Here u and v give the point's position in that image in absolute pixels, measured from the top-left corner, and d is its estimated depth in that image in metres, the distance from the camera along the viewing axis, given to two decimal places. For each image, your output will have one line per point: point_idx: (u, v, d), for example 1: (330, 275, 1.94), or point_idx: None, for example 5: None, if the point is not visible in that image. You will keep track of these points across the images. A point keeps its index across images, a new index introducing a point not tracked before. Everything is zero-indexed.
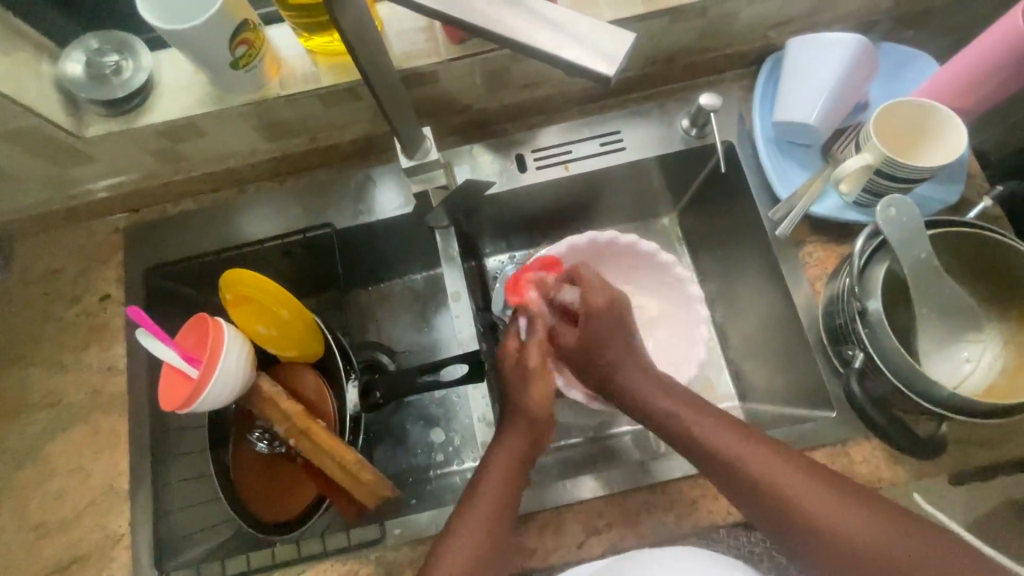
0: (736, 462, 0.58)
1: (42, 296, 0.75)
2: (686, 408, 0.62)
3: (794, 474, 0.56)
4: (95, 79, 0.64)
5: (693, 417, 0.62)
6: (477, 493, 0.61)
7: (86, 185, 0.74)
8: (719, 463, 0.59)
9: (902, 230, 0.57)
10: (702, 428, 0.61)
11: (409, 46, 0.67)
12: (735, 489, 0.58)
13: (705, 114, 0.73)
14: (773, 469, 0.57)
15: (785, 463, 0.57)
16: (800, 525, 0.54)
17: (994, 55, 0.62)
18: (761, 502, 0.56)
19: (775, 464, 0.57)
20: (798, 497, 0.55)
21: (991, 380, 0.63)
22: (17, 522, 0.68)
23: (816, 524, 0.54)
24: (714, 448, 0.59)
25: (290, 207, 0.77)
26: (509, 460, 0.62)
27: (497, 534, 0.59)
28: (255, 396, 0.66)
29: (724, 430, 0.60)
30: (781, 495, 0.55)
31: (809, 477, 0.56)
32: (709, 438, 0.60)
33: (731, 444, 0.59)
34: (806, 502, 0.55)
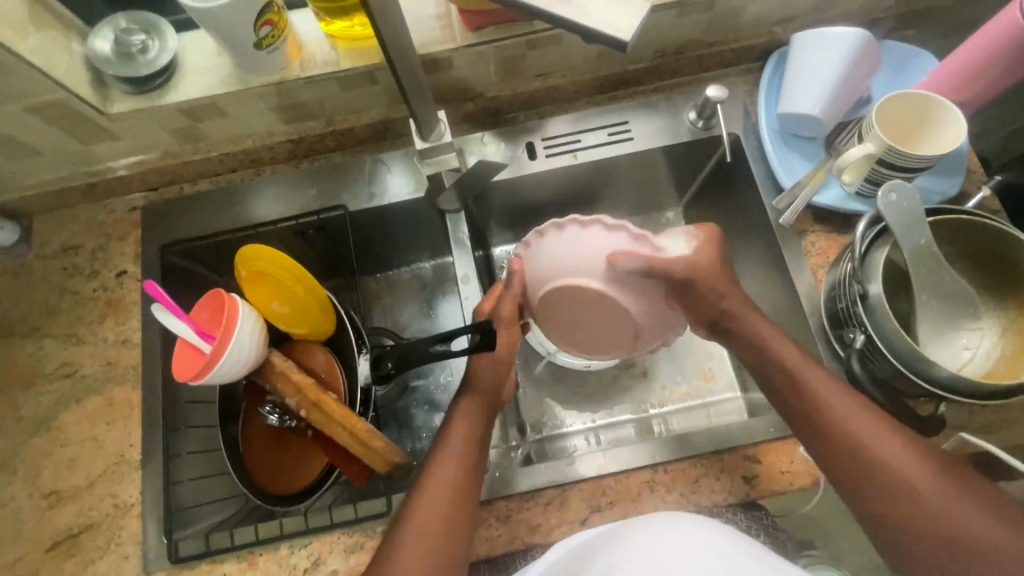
0: (845, 429, 0.58)
1: (61, 270, 0.77)
2: (823, 385, 0.61)
3: (895, 445, 0.57)
4: (122, 57, 0.66)
5: (803, 383, 0.62)
6: (447, 432, 0.65)
7: (107, 162, 0.76)
8: (840, 446, 0.58)
9: (903, 214, 0.59)
10: (816, 387, 0.61)
11: (425, 32, 0.70)
12: (840, 458, 0.58)
13: (711, 106, 0.75)
14: (883, 448, 0.56)
15: (889, 433, 0.57)
16: (888, 496, 0.55)
17: (989, 52, 0.64)
18: (859, 469, 0.57)
19: (880, 433, 0.57)
20: (897, 467, 0.56)
21: (989, 366, 0.64)
22: (29, 490, 0.69)
23: (907, 492, 0.55)
24: (835, 421, 0.59)
25: (304, 189, 0.79)
26: (473, 409, 0.66)
27: (472, 472, 0.62)
28: (267, 370, 0.67)
29: (842, 400, 0.60)
30: (882, 468, 0.56)
31: (915, 456, 0.56)
32: (840, 425, 0.58)
33: (859, 425, 0.58)
34: (912, 481, 0.55)
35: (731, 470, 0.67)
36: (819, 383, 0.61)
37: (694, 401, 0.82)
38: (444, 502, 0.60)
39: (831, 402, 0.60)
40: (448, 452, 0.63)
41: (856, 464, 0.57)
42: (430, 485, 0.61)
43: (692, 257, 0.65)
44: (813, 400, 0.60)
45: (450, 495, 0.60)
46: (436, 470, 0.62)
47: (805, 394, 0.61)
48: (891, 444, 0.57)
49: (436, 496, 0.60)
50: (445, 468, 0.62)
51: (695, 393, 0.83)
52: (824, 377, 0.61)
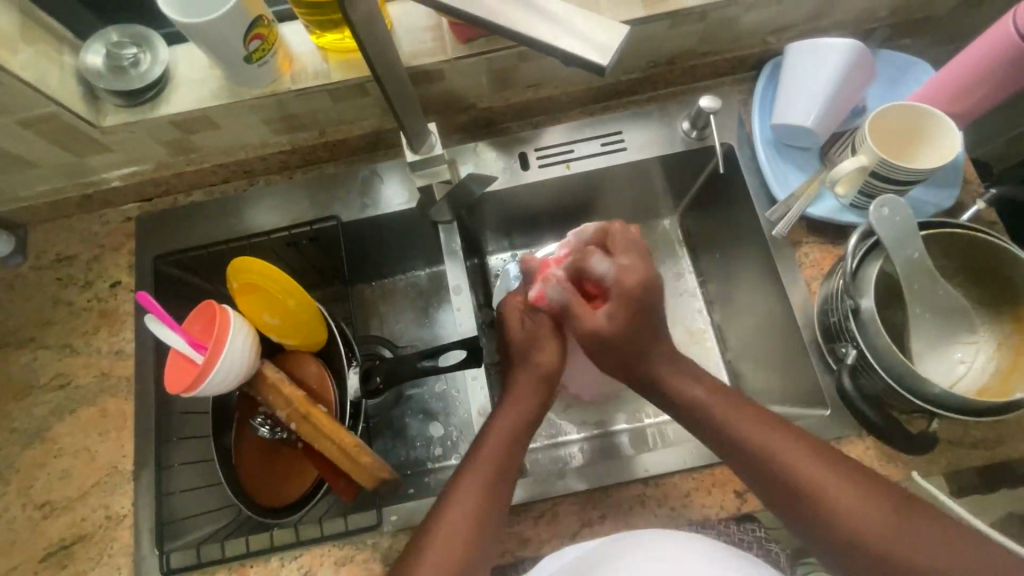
0: (771, 463, 0.56)
1: (56, 281, 0.78)
2: (739, 416, 0.59)
3: (830, 475, 0.54)
4: (114, 71, 0.67)
5: (727, 413, 0.60)
6: (488, 432, 0.63)
7: (101, 174, 0.76)
8: (767, 477, 0.56)
9: (895, 229, 0.58)
10: (740, 424, 0.59)
11: (416, 45, 0.69)
12: (779, 492, 0.56)
13: (704, 116, 0.75)
14: (805, 476, 0.55)
15: (822, 465, 0.55)
16: (822, 524, 0.53)
17: (985, 63, 0.64)
18: (798, 503, 0.55)
19: (813, 466, 0.55)
20: (833, 495, 0.53)
21: (984, 381, 0.63)
22: (23, 501, 0.70)
23: (850, 524, 0.52)
24: (758, 453, 0.57)
25: (298, 200, 0.79)
26: (520, 407, 0.65)
27: (506, 478, 0.61)
28: (259, 382, 0.67)
29: (766, 430, 0.58)
30: (820, 500, 0.54)
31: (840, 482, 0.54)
32: (763, 456, 0.57)
33: (780, 454, 0.56)
34: (840, 508, 0.53)
35: (723, 483, 0.67)
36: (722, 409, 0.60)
37: None
38: (477, 505, 0.58)
39: (742, 428, 0.58)
40: (485, 451, 0.62)
41: (785, 496, 0.55)
42: (466, 483, 0.59)
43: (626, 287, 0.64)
44: (726, 426, 0.59)
45: (482, 500, 0.58)
46: (474, 470, 0.60)
47: (728, 424, 0.59)
48: (815, 470, 0.55)
49: (468, 497, 0.58)
50: (483, 468, 0.60)
51: None
52: (735, 407, 0.60)
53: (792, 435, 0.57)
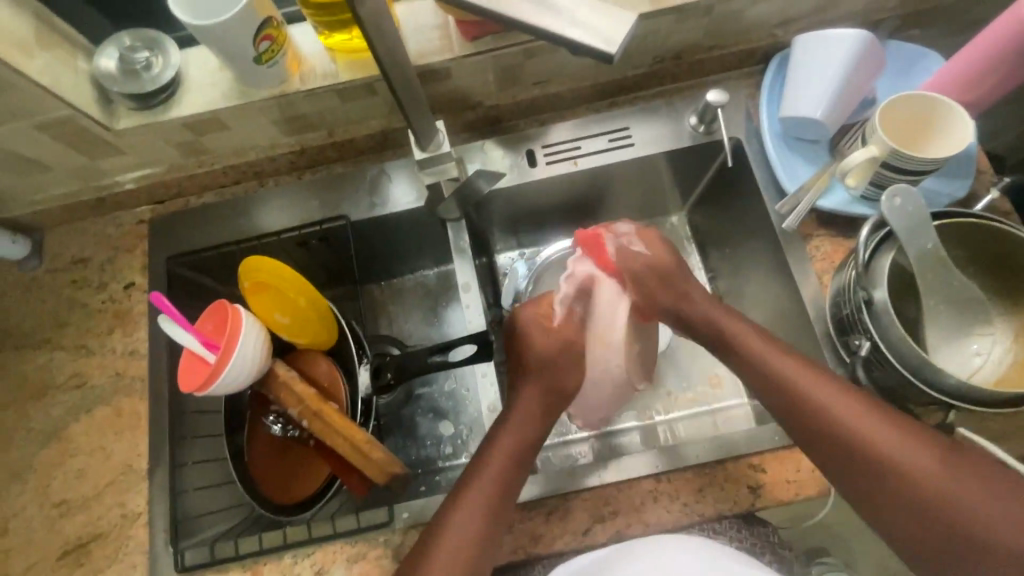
0: (833, 419, 0.57)
1: (71, 283, 0.79)
2: (800, 373, 0.60)
3: (879, 426, 0.56)
4: (127, 74, 0.68)
5: (781, 365, 0.61)
6: (490, 451, 0.62)
7: (114, 177, 0.77)
8: (826, 432, 0.57)
9: (908, 219, 0.58)
10: (804, 386, 0.59)
11: (423, 43, 0.70)
12: (827, 441, 0.57)
13: (712, 110, 0.75)
14: (872, 436, 0.55)
15: (872, 417, 0.56)
16: (891, 488, 0.54)
17: (995, 52, 0.63)
18: (843, 451, 0.56)
19: (864, 416, 0.56)
20: (898, 463, 0.54)
21: (1001, 373, 0.62)
22: (40, 500, 0.71)
23: (896, 472, 0.54)
24: (819, 412, 0.58)
25: (307, 200, 0.80)
26: (525, 422, 0.64)
27: (511, 490, 0.60)
28: (270, 381, 0.68)
29: (823, 385, 0.59)
30: (867, 447, 0.55)
31: (917, 448, 0.54)
32: (823, 414, 0.57)
33: (846, 413, 0.57)
34: (913, 472, 0.53)
35: (736, 479, 0.66)
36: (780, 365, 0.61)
37: (700, 408, 0.81)
38: (483, 507, 0.58)
39: (806, 387, 0.59)
40: (498, 450, 0.61)
41: (849, 454, 0.56)
42: (467, 504, 0.58)
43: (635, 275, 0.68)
44: (787, 382, 0.60)
45: (489, 502, 0.59)
46: (476, 487, 0.60)
47: (790, 381, 0.60)
48: (887, 435, 0.55)
49: (476, 501, 0.58)
50: (486, 488, 0.59)
51: (701, 399, 0.82)
52: (792, 357, 0.61)
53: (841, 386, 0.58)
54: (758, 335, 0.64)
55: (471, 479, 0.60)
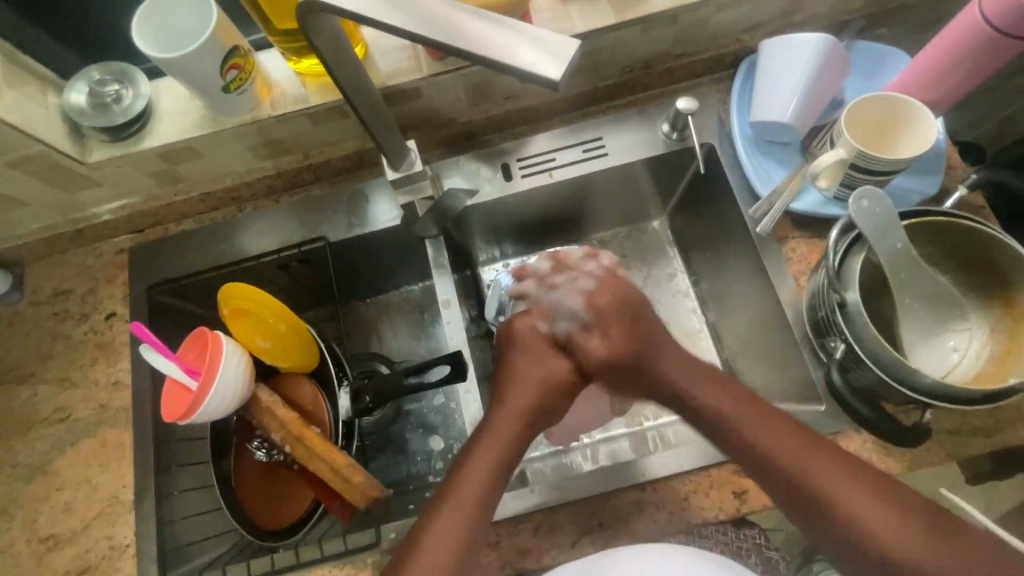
0: (748, 434, 0.58)
1: (52, 316, 0.79)
2: (714, 391, 0.61)
3: (811, 455, 0.55)
4: (97, 108, 0.68)
5: (700, 384, 0.62)
6: (463, 470, 0.59)
7: (92, 209, 0.78)
8: (743, 448, 0.58)
9: (876, 221, 0.58)
10: (707, 399, 0.60)
11: (392, 64, 0.70)
12: (765, 473, 0.56)
13: (683, 117, 0.75)
14: (783, 452, 0.56)
15: (805, 445, 0.56)
16: (823, 512, 0.53)
17: (955, 51, 0.64)
18: (781, 480, 0.55)
19: (798, 448, 0.56)
20: (817, 481, 0.54)
21: (980, 368, 0.62)
22: (27, 535, 0.71)
23: (828, 505, 0.53)
24: (734, 429, 0.58)
25: (287, 222, 0.80)
26: (502, 438, 0.60)
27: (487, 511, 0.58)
28: (253, 406, 0.68)
29: (730, 396, 0.60)
30: (802, 478, 0.54)
31: (831, 466, 0.54)
32: (737, 427, 0.58)
33: (754, 430, 0.57)
34: (827, 488, 0.53)
35: (721, 485, 0.66)
36: (681, 376, 0.62)
37: None
38: (462, 514, 0.56)
39: (712, 398, 0.60)
40: (473, 461, 0.59)
41: (770, 469, 0.56)
42: (434, 532, 0.56)
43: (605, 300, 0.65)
44: (683, 391, 0.62)
45: (471, 506, 0.57)
46: (450, 508, 0.57)
47: (696, 395, 0.61)
48: (800, 452, 0.55)
49: (454, 510, 0.56)
50: (456, 513, 0.56)
51: None
52: (749, 411, 0.59)
53: (774, 422, 0.57)
54: (710, 375, 0.62)
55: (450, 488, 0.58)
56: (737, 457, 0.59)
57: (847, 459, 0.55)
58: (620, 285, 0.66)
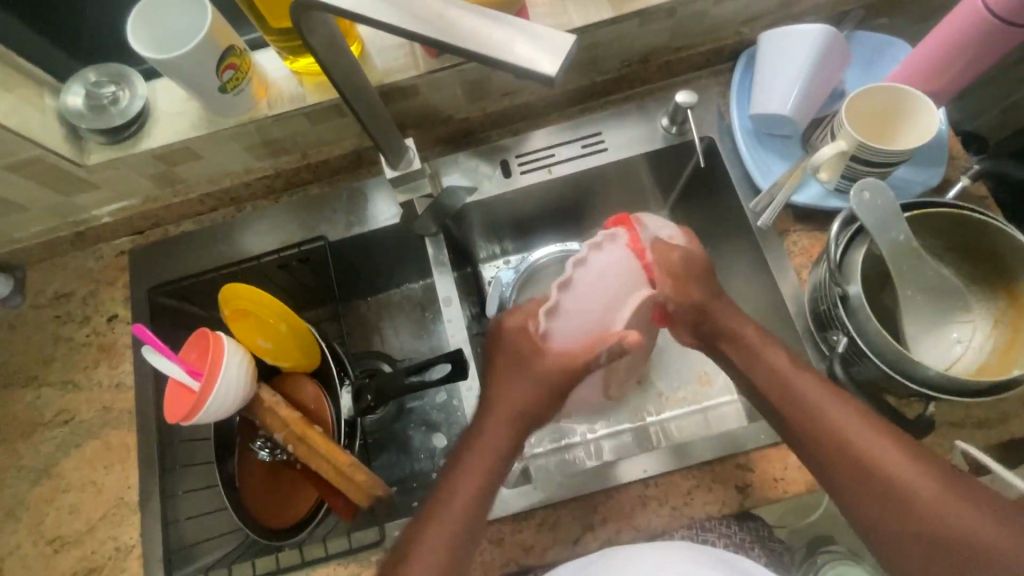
0: (808, 402, 0.57)
1: (54, 319, 0.79)
2: (773, 352, 0.60)
3: (881, 439, 0.54)
4: (94, 110, 0.68)
5: (766, 351, 0.60)
6: (446, 486, 0.58)
7: (91, 211, 0.78)
8: (802, 420, 0.57)
9: (877, 213, 0.58)
10: (773, 361, 0.60)
11: (388, 61, 0.70)
12: (830, 459, 0.55)
13: (682, 111, 0.75)
14: (843, 421, 0.55)
15: (879, 432, 0.54)
16: (871, 485, 0.53)
17: (956, 40, 0.63)
18: (852, 466, 0.54)
19: (869, 431, 0.54)
20: (870, 451, 0.54)
21: (983, 360, 0.62)
22: (34, 537, 0.71)
23: (879, 478, 0.53)
24: (799, 397, 0.57)
25: (287, 222, 0.80)
26: (489, 454, 0.58)
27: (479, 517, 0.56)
28: (255, 406, 0.68)
29: (784, 358, 0.60)
30: (869, 460, 0.53)
31: (886, 437, 0.54)
32: (792, 393, 0.58)
33: (818, 398, 0.57)
34: (879, 455, 0.53)
35: (723, 480, 0.66)
36: (751, 340, 0.61)
37: (691, 407, 0.81)
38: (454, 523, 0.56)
39: (770, 362, 0.60)
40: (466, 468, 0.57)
41: (821, 439, 0.55)
42: (426, 543, 0.55)
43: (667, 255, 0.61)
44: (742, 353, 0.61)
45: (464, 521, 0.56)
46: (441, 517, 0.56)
47: (762, 356, 0.60)
48: (858, 423, 0.55)
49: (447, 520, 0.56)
50: (445, 524, 0.56)
51: (691, 398, 0.82)
52: (815, 383, 0.58)
53: (839, 393, 0.57)
54: (771, 342, 0.61)
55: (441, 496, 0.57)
56: (798, 442, 0.57)
57: (902, 434, 0.55)
58: (679, 256, 0.61)
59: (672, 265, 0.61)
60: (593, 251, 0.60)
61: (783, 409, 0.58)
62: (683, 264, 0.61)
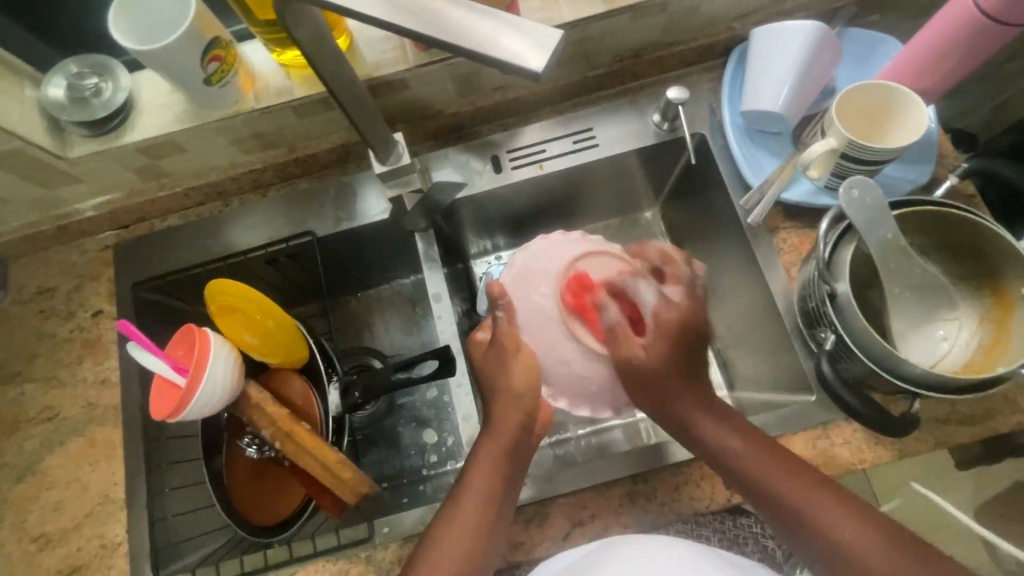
0: (748, 471, 0.55)
1: (38, 314, 0.78)
2: (700, 411, 0.58)
3: (818, 496, 0.53)
4: (75, 102, 0.67)
5: (704, 415, 0.58)
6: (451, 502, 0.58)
7: (74, 205, 0.77)
8: (743, 483, 0.56)
9: (867, 210, 0.58)
10: (702, 424, 0.58)
11: (377, 55, 0.69)
12: (768, 510, 0.54)
13: (673, 107, 0.74)
14: (778, 480, 0.54)
15: (783, 466, 0.55)
16: (826, 551, 0.51)
17: (944, 39, 0.63)
18: (784, 517, 0.53)
19: (804, 488, 0.54)
20: (808, 512, 0.52)
21: (968, 357, 0.63)
22: (18, 535, 0.70)
23: (830, 544, 0.51)
24: (735, 464, 0.56)
25: (275, 217, 0.79)
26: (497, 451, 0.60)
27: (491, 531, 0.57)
28: (243, 403, 0.67)
29: (709, 417, 0.58)
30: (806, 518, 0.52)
31: (825, 497, 0.53)
32: (728, 455, 0.56)
33: (749, 460, 0.56)
34: (822, 517, 0.52)
35: (712, 476, 0.66)
36: (688, 400, 0.58)
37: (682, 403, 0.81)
38: (473, 517, 0.57)
39: (701, 423, 0.58)
40: (476, 466, 0.59)
41: (770, 503, 0.54)
42: (443, 539, 0.56)
43: (663, 315, 0.57)
44: (689, 414, 0.58)
45: (478, 514, 0.57)
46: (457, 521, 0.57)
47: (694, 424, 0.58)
48: (791, 480, 0.54)
49: (467, 517, 0.57)
50: (462, 529, 0.56)
51: None
52: (747, 444, 0.56)
53: (771, 452, 0.56)
54: (711, 407, 0.58)
55: (457, 498, 0.59)
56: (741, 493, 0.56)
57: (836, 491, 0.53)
58: (669, 310, 0.57)
59: (666, 316, 0.57)
60: (533, 246, 0.67)
61: (732, 477, 0.57)
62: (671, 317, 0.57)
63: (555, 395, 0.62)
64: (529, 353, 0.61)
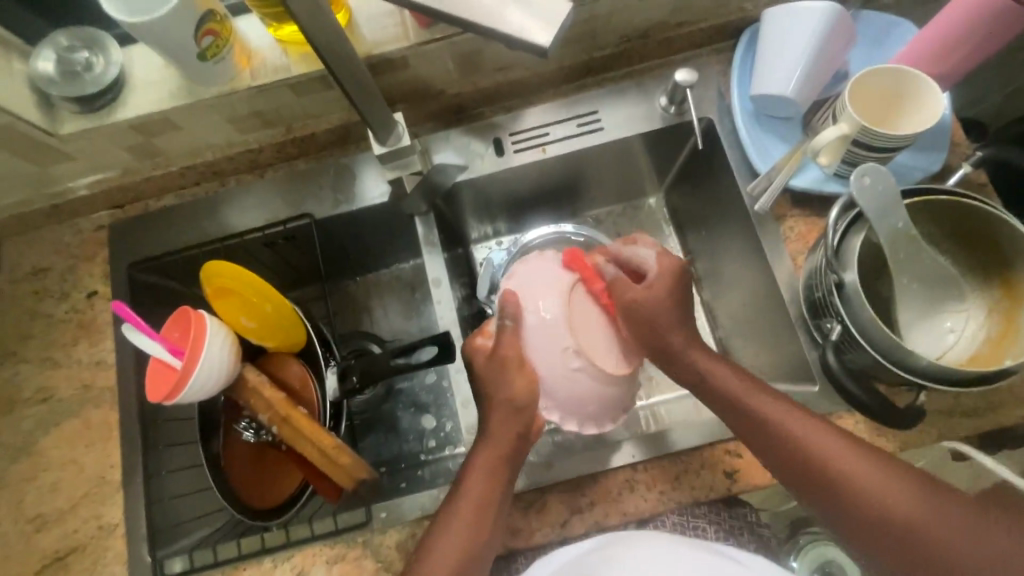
0: (778, 431, 0.56)
1: (31, 294, 0.77)
2: (721, 370, 0.60)
3: (828, 437, 0.55)
4: (66, 76, 0.65)
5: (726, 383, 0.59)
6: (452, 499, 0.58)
7: (67, 183, 0.75)
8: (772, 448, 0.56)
9: (878, 198, 0.56)
10: (747, 400, 0.58)
11: (376, 32, 0.67)
12: (780, 458, 0.56)
13: (681, 90, 0.72)
14: (806, 436, 0.55)
15: (812, 425, 0.55)
16: (856, 508, 0.52)
17: (962, 22, 0.61)
18: (796, 463, 0.55)
19: (815, 431, 0.55)
20: (842, 471, 0.53)
21: (975, 349, 0.62)
22: (15, 516, 0.70)
23: (863, 504, 0.52)
24: (761, 424, 0.57)
25: (272, 198, 0.77)
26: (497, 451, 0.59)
27: (492, 516, 0.57)
28: (239, 386, 0.66)
29: (735, 380, 0.59)
30: (796, 442, 0.55)
31: (860, 457, 0.53)
32: (748, 409, 0.58)
33: (778, 417, 0.56)
34: (856, 475, 0.52)
35: (712, 465, 0.66)
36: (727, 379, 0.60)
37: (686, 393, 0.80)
38: (471, 514, 0.57)
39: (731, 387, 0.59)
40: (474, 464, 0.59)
41: (799, 467, 0.55)
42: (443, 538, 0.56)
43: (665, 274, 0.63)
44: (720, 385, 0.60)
45: (473, 511, 0.57)
46: (451, 529, 0.57)
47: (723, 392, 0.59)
48: (819, 438, 0.55)
49: (463, 513, 0.57)
50: (457, 528, 0.56)
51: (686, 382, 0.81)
52: (774, 404, 0.57)
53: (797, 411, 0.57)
54: (735, 373, 0.60)
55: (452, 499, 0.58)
56: (746, 432, 0.58)
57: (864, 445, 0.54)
58: (660, 274, 0.63)
59: (668, 273, 0.63)
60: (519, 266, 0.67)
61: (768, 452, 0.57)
62: (672, 270, 0.63)
63: (550, 410, 0.63)
64: (530, 369, 0.61)
